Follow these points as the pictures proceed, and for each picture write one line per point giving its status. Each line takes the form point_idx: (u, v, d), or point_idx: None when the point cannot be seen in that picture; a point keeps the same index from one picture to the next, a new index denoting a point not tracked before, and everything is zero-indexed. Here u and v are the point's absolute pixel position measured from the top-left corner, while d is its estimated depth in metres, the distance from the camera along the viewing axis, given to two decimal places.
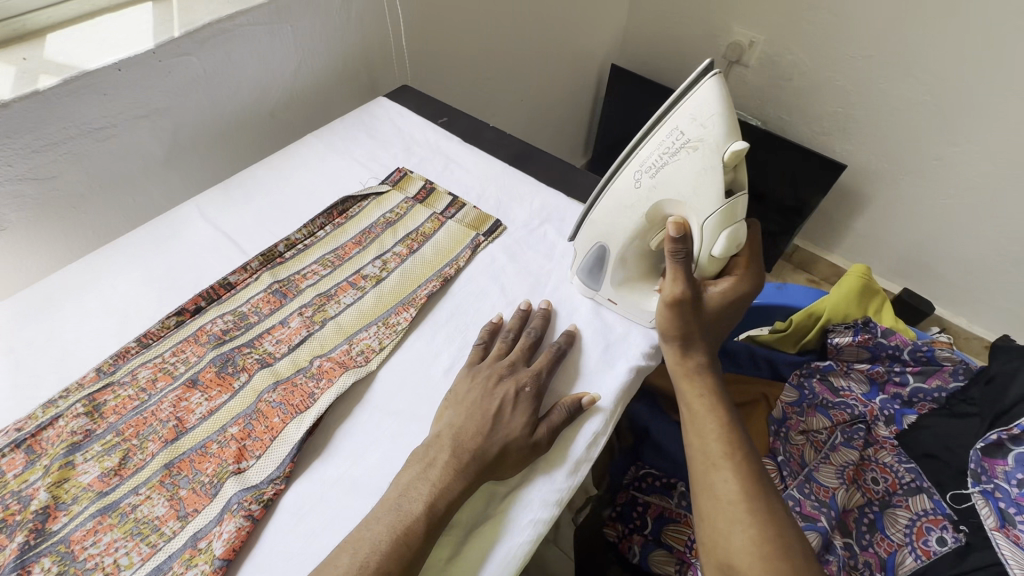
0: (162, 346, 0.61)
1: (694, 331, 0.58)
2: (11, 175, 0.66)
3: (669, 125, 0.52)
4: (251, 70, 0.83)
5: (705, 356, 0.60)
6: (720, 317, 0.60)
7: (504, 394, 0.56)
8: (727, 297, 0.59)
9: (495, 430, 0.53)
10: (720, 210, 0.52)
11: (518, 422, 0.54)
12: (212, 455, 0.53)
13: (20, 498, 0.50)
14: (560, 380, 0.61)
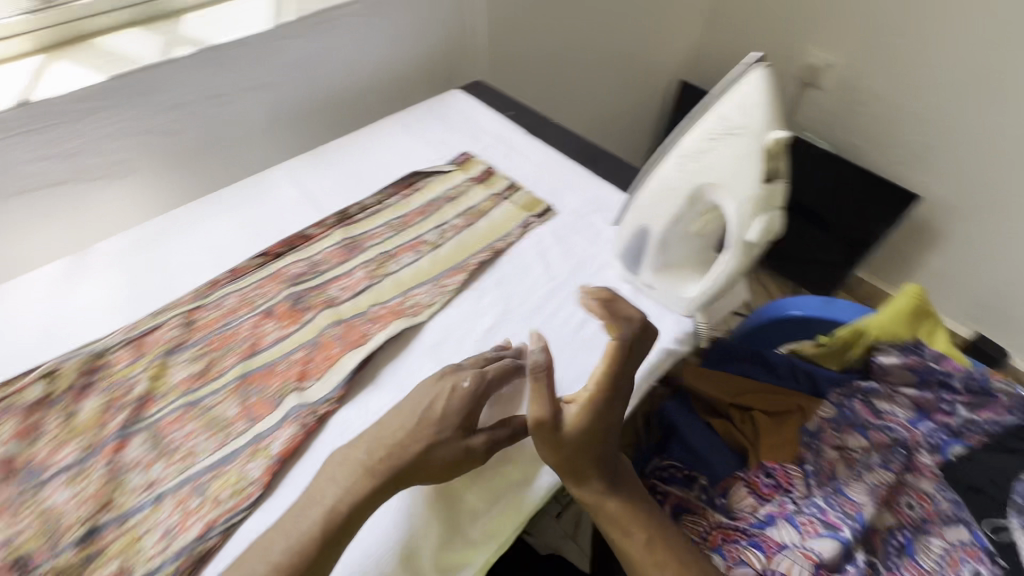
0: (246, 280, 0.70)
1: (578, 459, 0.54)
2: (146, 128, 0.79)
3: (716, 112, 0.56)
4: (347, 56, 0.94)
5: (607, 474, 0.56)
6: (599, 432, 0.55)
7: (439, 391, 0.54)
8: (596, 409, 0.54)
9: (421, 429, 0.52)
10: (756, 194, 0.55)
11: (449, 425, 0.53)
12: (278, 373, 0.61)
13: (125, 385, 0.60)
14: (578, 353, 0.65)
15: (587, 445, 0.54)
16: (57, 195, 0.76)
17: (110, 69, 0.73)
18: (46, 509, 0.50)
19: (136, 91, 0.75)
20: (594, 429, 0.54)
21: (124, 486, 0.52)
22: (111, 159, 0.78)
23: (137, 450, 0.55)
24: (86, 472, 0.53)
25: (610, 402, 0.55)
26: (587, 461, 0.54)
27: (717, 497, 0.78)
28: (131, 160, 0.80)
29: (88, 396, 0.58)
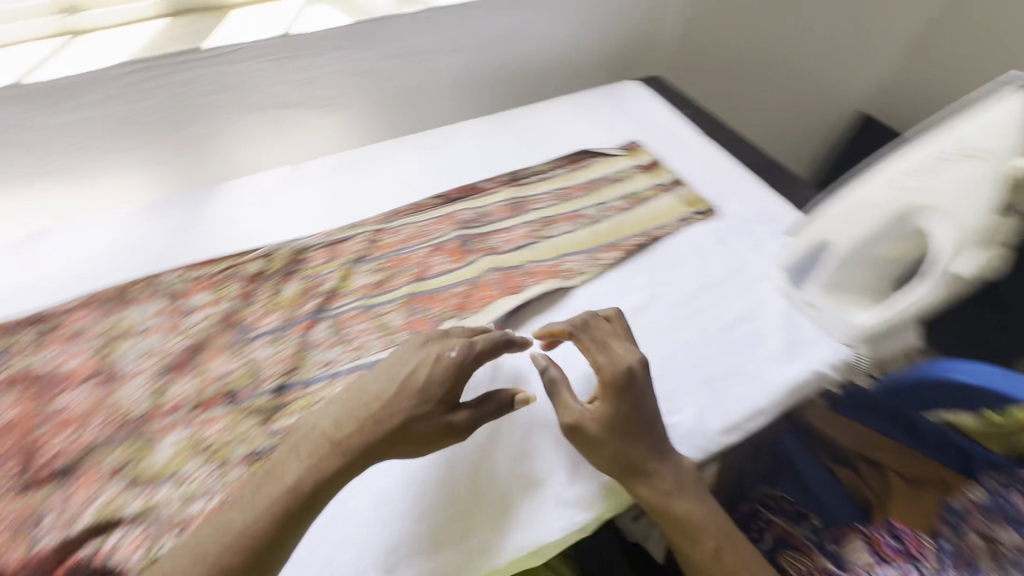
0: (423, 216, 0.78)
1: (625, 455, 0.53)
2: (367, 70, 0.91)
3: (952, 133, 0.58)
4: (542, 33, 1.00)
5: (663, 473, 0.53)
6: (633, 422, 0.54)
7: (423, 359, 0.52)
8: (617, 397, 0.54)
9: (393, 392, 0.50)
10: (981, 220, 0.54)
11: (427, 400, 0.50)
12: (441, 300, 0.68)
13: (318, 279, 0.70)
14: (720, 351, 0.64)
15: (626, 438, 0.53)
16: (286, 114, 0.90)
17: (353, 15, 0.85)
18: (252, 359, 0.61)
19: (369, 36, 0.86)
20: (626, 420, 0.54)
21: (309, 358, 0.62)
22: (331, 92, 0.91)
23: (322, 333, 0.64)
24: (283, 340, 0.63)
25: (631, 386, 0.55)
26: (631, 457, 0.53)
27: (830, 543, 0.68)
28: (347, 96, 0.93)
29: (290, 279, 0.69)
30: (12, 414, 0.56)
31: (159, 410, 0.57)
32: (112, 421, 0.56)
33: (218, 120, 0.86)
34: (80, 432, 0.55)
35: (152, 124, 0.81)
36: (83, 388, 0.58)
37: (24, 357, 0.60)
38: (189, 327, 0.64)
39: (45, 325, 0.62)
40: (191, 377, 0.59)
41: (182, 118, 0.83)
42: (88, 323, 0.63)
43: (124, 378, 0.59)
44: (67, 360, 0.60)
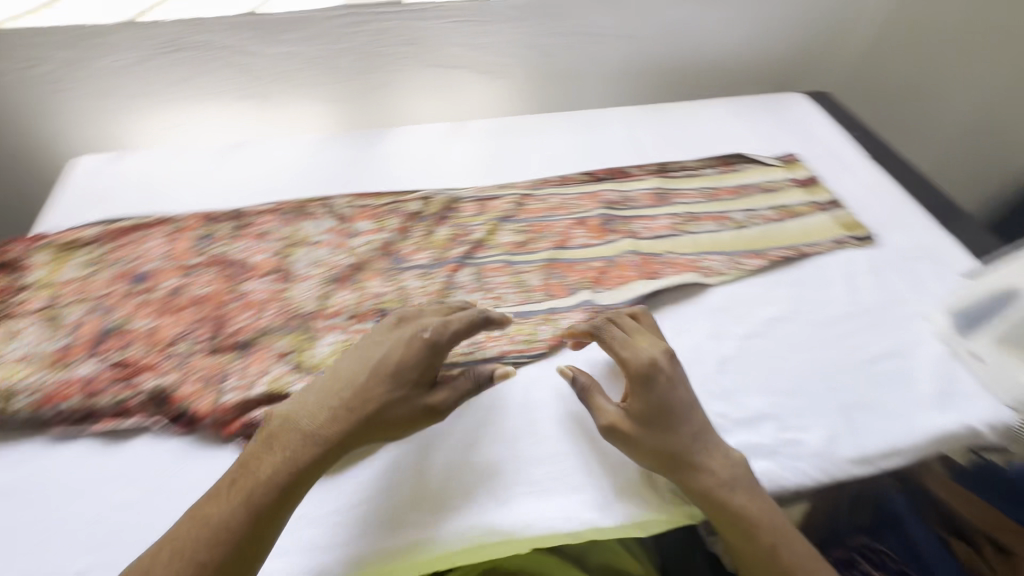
0: (570, 190, 0.81)
1: (665, 448, 0.51)
2: (538, 44, 0.95)
3: None
4: (712, 31, 1.00)
5: (716, 466, 0.51)
6: (669, 415, 0.52)
7: (398, 342, 0.53)
8: (645, 390, 0.53)
9: (367, 373, 0.51)
10: None
11: (400, 382, 0.51)
12: (578, 271, 0.71)
13: (467, 229, 0.74)
14: (860, 383, 0.62)
15: (665, 430, 0.52)
16: (454, 76, 0.96)
17: None
18: (402, 288, 0.67)
19: (550, 11, 0.91)
20: (661, 414, 0.52)
21: (452, 297, 0.66)
22: (499, 61, 0.96)
23: (465, 278, 0.69)
24: (431, 277, 0.68)
25: (656, 377, 0.54)
26: (673, 450, 0.51)
27: None
28: (513, 66, 0.97)
29: (443, 224, 0.75)
30: (208, 289, 0.65)
31: (322, 313, 0.64)
32: (285, 313, 0.63)
33: (395, 72, 0.93)
34: (259, 316, 0.63)
35: (342, 66, 0.90)
36: (263, 280, 0.66)
37: (220, 244, 0.69)
38: (354, 247, 0.71)
39: (239, 220, 0.72)
40: (350, 291, 0.66)
41: (367, 64, 0.91)
42: (272, 227, 0.72)
43: (297, 279, 0.66)
44: (253, 254, 0.69)
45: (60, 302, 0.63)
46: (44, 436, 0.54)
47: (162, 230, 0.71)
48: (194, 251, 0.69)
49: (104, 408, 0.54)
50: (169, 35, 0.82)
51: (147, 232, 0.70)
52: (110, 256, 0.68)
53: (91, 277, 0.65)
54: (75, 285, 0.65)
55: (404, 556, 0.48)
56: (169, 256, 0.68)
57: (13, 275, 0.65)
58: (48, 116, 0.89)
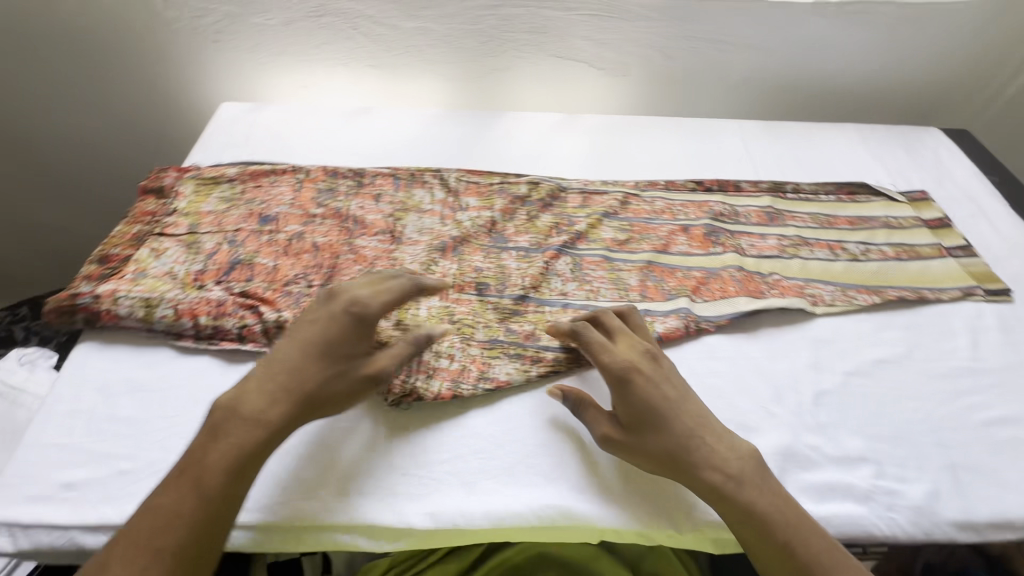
0: (677, 196, 0.80)
1: (657, 451, 0.50)
2: (662, 46, 0.94)
3: None
4: (848, 52, 0.95)
5: (724, 460, 0.49)
6: (650, 420, 0.51)
7: (319, 322, 0.53)
8: (622, 396, 0.52)
9: (296, 352, 0.51)
10: None
11: (332, 358, 0.51)
12: (677, 277, 0.69)
13: (569, 219, 0.75)
14: (973, 444, 0.57)
15: (649, 432, 0.51)
16: (572, 69, 0.96)
17: None
18: (501, 266, 0.69)
19: (682, 13, 0.90)
20: (641, 419, 0.51)
21: (549, 283, 0.67)
22: (620, 59, 0.95)
23: (563, 266, 0.69)
24: (530, 260, 0.69)
25: (632, 381, 0.52)
26: (669, 450, 0.50)
27: None
28: (632, 65, 0.96)
29: (546, 210, 0.76)
30: (325, 238, 0.69)
31: (426, 277, 0.66)
32: (392, 271, 0.66)
33: (516, 58, 0.95)
34: (368, 270, 0.67)
35: (468, 47, 0.93)
36: (375, 239, 0.70)
37: (340, 199, 0.74)
38: (461, 220, 0.73)
39: (359, 180, 0.77)
40: (453, 261, 0.68)
41: (492, 48, 0.93)
42: (387, 190, 0.76)
43: (406, 242, 0.69)
44: (368, 213, 0.73)
45: (199, 230, 0.69)
46: (176, 346, 0.60)
47: (290, 179, 0.76)
48: (316, 202, 0.74)
49: (229, 330, 0.60)
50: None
51: (277, 179, 0.75)
52: (244, 196, 0.74)
53: (226, 212, 0.72)
54: (213, 216, 0.71)
55: (484, 523, 0.49)
56: (295, 204, 0.73)
57: (163, 201, 0.73)
58: (202, 64, 0.98)
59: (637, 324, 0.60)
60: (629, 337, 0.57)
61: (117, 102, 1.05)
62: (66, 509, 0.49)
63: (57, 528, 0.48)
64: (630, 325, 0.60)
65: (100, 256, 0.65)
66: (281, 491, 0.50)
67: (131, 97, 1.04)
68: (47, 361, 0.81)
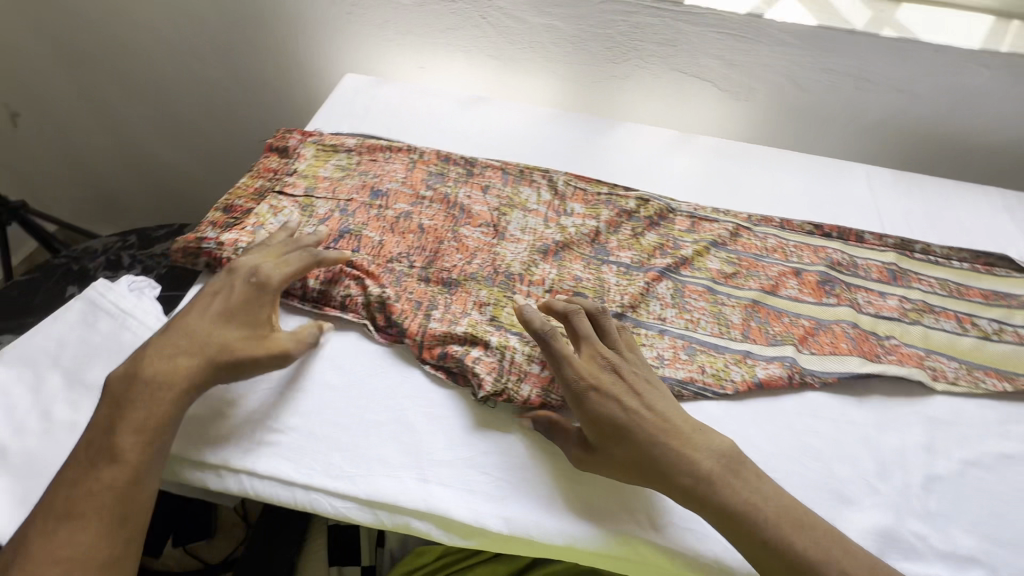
0: (792, 236, 0.75)
1: (624, 466, 0.49)
2: (796, 75, 0.89)
3: None
4: (1000, 109, 0.88)
5: (693, 462, 0.48)
6: (607, 433, 0.50)
7: (215, 298, 0.55)
8: (582, 414, 0.51)
9: (200, 318, 0.54)
10: None
11: (236, 320, 0.54)
12: (783, 322, 0.66)
13: (674, 242, 0.72)
14: None
15: (610, 443, 0.50)
16: (692, 86, 0.93)
17: (820, 19, 0.84)
18: (601, 279, 0.67)
19: (828, 44, 0.85)
20: (598, 433, 0.50)
21: (647, 304, 0.65)
22: (747, 82, 0.91)
23: (664, 289, 0.67)
24: (631, 278, 0.67)
25: (588, 399, 0.51)
26: (633, 456, 0.49)
27: None
28: (756, 91, 0.92)
29: (652, 229, 0.73)
30: (431, 222, 0.70)
31: (525, 278, 0.66)
32: (492, 265, 0.66)
33: (638, 67, 0.92)
34: (468, 260, 0.66)
35: (592, 50, 0.92)
36: (478, 230, 0.70)
37: (449, 184, 0.74)
38: (565, 225, 0.72)
39: (469, 168, 0.77)
40: (553, 266, 0.67)
41: (616, 53, 0.91)
42: (496, 183, 0.76)
43: (508, 238, 0.69)
44: (475, 203, 0.73)
45: (315, 194, 0.71)
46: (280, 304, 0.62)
47: (404, 157, 0.78)
48: (426, 184, 0.75)
49: (333, 297, 0.61)
50: None
51: (392, 155, 0.77)
52: (359, 167, 0.75)
53: (341, 180, 0.73)
54: (328, 182, 0.73)
55: (558, 539, 0.49)
56: (406, 182, 0.74)
57: (285, 160, 0.76)
58: (329, 32, 1.01)
59: (606, 329, 0.56)
60: (587, 345, 0.55)
61: (243, 59, 1.10)
62: None
63: None
64: (599, 328, 0.57)
65: (224, 205, 0.69)
66: (366, 466, 0.51)
67: (257, 56, 1.09)
68: (153, 293, 0.79)
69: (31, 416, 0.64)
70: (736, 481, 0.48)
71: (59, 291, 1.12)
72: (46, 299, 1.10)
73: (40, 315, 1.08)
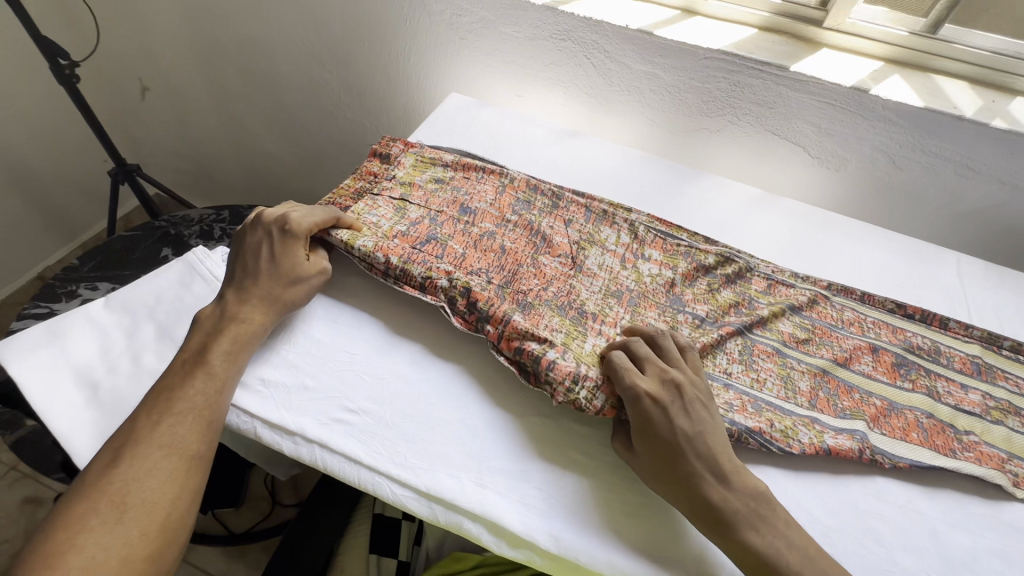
0: (870, 311, 0.74)
1: (663, 479, 0.50)
2: (892, 152, 0.89)
3: None
4: None
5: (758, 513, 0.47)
6: (652, 444, 0.51)
7: (254, 249, 0.62)
8: (636, 427, 0.52)
9: (254, 270, 0.60)
10: None
11: (282, 267, 0.61)
12: (854, 398, 0.64)
13: (746, 301, 0.72)
14: None
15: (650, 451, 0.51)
16: (777, 146, 0.94)
17: (927, 100, 0.83)
18: (675, 326, 0.67)
19: (931, 126, 0.84)
20: (644, 447, 0.52)
21: (715, 356, 0.65)
22: (839, 153, 0.92)
23: (734, 345, 0.67)
24: (704, 330, 0.67)
25: (645, 413, 0.52)
26: (668, 467, 0.50)
27: None
28: (846, 161, 0.92)
29: (726, 285, 0.74)
30: (512, 245, 0.71)
31: (598, 317, 0.66)
32: (567, 297, 0.67)
33: (731, 123, 0.94)
34: (545, 286, 0.68)
35: (689, 100, 0.94)
36: (556, 260, 0.71)
37: (533, 213, 0.77)
38: (641, 269, 0.74)
39: (554, 201, 0.80)
40: (627, 310, 0.68)
41: (712, 107, 0.94)
42: (578, 219, 0.78)
43: (586, 272, 0.71)
44: (556, 234, 0.75)
45: (410, 200, 0.74)
46: (367, 293, 0.67)
47: (495, 180, 0.81)
48: (512, 209, 0.77)
49: (414, 277, 0.64)
50: (566, 25, 0.94)
51: (485, 176, 0.80)
52: (453, 182, 0.78)
53: (435, 192, 0.75)
54: (423, 192, 0.76)
55: (605, 570, 0.49)
56: (493, 205, 0.77)
57: (386, 166, 0.80)
58: (437, 52, 1.08)
59: (666, 349, 0.58)
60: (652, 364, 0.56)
61: (353, 65, 1.19)
62: (256, 399, 0.56)
63: (246, 414, 0.55)
64: (660, 350, 0.59)
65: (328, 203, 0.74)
66: (429, 461, 0.53)
67: (366, 64, 1.17)
68: None
69: (124, 360, 0.70)
70: (794, 544, 0.47)
71: (155, 251, 1.22)
72: (143, 257, 1.20)
73: (135, 270, 1.17)
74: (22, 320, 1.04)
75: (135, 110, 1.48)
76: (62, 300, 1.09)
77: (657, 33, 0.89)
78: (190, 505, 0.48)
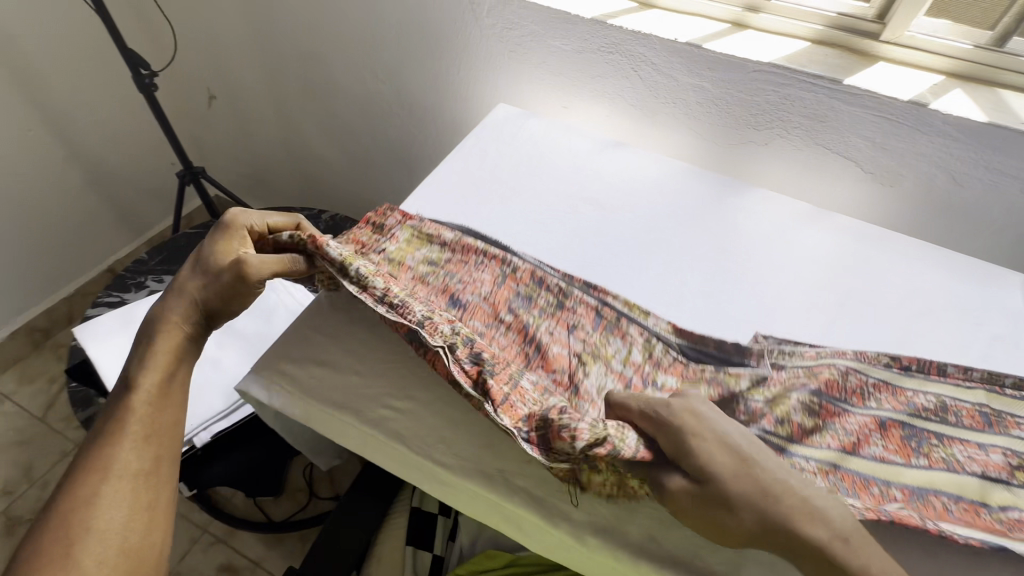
0: (870, 374, 0.66)
1: (740, 494, 0.47)
2: (954, 168, 0.85)
3: None
4: None
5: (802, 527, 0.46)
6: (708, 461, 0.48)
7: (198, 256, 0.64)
8: (684, 451, 0.49)
9: (189, 274, 0.63)
10: None
11: (211, 274, 0.62)
12: (872, 492, 0.55)
13: (742, 404, 0.61)
14: None
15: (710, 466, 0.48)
16: (829, 161, 0.93)
17: (992, 116, 0.80)
18: None
19: (995, 141, 0.80)
20: (699, 468, 0.48)
21: None
22: (895, 168, 0.89)
23: None
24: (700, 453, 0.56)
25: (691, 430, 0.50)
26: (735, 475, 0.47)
27: None
28: (902, 177, 0.90)
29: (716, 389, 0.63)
30: (501, 351, 0.63)
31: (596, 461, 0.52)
32: None
33: (780, 136, 0.93)
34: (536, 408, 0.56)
35: (737, 113, 0.94)
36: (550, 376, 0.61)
37: (533, 313, 0.68)
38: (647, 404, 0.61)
39: (560, 299, 0.71)
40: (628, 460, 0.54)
41: (760, 120, 0.93)
42: (584, 325, 0.68)
43: (582, 398, 0.59)
44: (554, 342, 0.65)
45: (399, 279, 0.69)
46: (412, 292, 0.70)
47: (495, 267, 0.74)
48: (509, 305, 0.69)
49: (413, 311, 0.59)
50: (615, 38, 0.95)
51: (484, 263, 0.73)
52: (448, 266, 0.72)
53: (428, 277, 0.70)
54: (413, 274, 0.70)
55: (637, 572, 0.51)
56: (488, 298, 0.69)
57: (377, 236, 0.75)
58: (486, 64, 1.11)
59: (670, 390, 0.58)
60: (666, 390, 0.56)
61: (406, 75, 1.24)
62: (316, 386, 0.62)
63: (303, 400, 0.62)
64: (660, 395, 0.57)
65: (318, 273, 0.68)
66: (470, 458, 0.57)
67: (417, 74, 1.22)
68: None
69: None
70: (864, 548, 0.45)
71: None
72: None
73: None
74: (97, 307, 1.13)
75: (202, 116, 1.59)
76: (132, 291, 1.18)
77: (707, 46, 0.89)
78: (144, 521, 0.53)
